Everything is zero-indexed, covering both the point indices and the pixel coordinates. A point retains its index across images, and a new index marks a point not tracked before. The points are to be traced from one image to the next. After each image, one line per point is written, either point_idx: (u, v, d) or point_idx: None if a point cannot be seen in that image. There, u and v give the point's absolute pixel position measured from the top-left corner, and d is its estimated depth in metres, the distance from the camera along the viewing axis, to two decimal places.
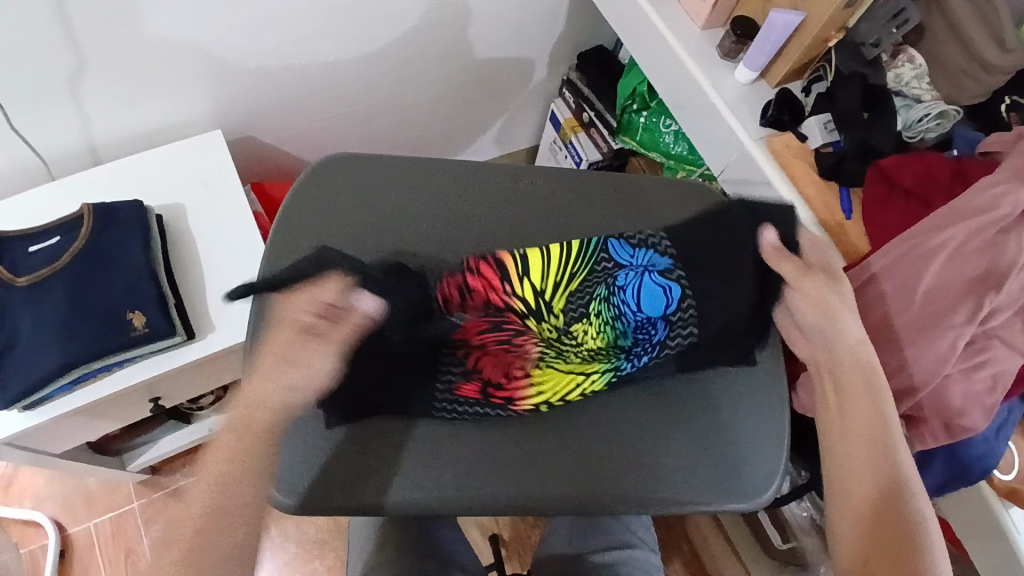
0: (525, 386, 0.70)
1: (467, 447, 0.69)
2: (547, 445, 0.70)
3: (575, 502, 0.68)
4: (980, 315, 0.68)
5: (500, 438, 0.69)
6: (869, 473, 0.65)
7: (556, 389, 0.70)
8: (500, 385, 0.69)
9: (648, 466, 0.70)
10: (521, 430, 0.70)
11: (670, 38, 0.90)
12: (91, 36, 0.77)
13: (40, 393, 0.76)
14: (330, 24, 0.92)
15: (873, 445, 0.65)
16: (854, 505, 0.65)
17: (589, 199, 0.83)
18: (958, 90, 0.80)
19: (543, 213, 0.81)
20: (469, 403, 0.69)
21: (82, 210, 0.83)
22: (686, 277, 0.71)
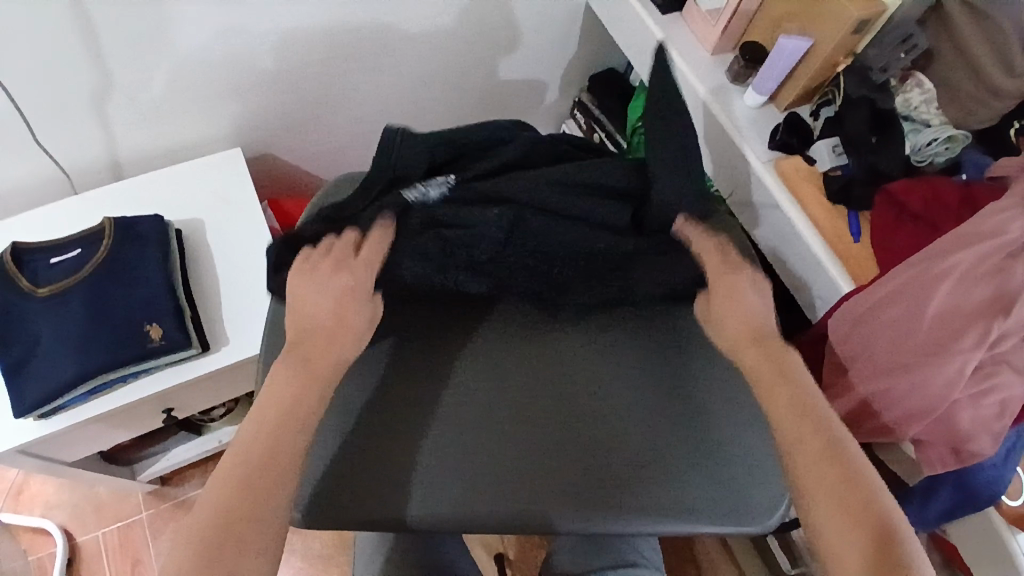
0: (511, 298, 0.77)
1: (469, 454, 0.69)
2: (516, 452, 0.69)
3: (570, 514, 0.66)
4: (990, 339, 0.67)
5: (488, 446, 0.69)
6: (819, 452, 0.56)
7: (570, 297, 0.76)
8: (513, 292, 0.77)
9: (620, 485, 0.68)
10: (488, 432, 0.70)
11: (680, 61, 0.92)
12: (117, 53, 0.80)
13: (56, 402, 0.78)
14: (347, 47, 0.94)
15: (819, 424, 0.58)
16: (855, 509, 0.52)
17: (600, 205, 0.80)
18: (967, 115, 0.82)
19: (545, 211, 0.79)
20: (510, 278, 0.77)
21: (103, 224, 0.85)
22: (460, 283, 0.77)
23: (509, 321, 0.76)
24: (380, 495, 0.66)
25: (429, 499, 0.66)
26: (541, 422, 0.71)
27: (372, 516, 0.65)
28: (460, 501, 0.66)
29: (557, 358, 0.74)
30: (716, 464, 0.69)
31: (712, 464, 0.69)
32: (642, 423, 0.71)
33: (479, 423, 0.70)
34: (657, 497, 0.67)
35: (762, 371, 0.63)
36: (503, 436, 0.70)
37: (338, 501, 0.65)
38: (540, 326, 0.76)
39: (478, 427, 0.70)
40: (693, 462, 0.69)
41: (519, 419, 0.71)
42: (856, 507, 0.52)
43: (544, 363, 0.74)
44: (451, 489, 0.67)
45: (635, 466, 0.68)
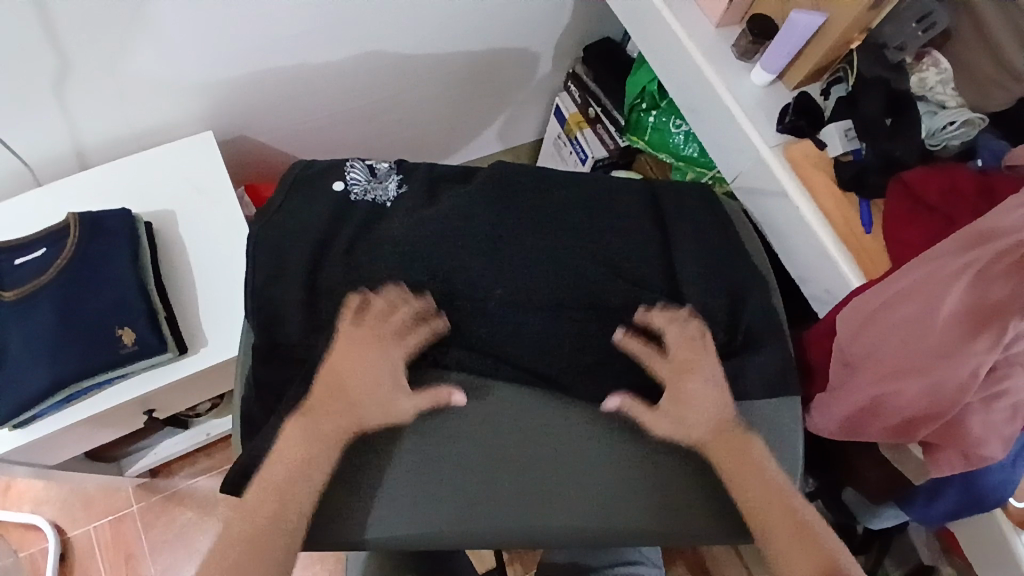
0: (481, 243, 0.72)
1: (453, 466, 0.64)
2: (503, 461, 0.65)
3: (578, 528, 0.63)
4: (1003, 341, 0.64)
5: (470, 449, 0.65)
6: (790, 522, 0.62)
7: (548, 260, 0.72)
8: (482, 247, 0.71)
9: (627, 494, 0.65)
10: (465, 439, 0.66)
11: (683, 35, 0.85)
12: (72, 34, 0.73)
13: (31, 412, 0.74)
14: (325, 23, 0.88)
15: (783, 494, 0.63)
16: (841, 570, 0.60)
17: (560, 181, 0.77)
18: (984, 99, 0.76)
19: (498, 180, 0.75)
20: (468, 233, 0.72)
21: (69, 220, 0.79)
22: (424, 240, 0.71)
23: (503, 298, 0.69)
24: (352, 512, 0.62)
25: (405, 516, 0.62)
26: (530, 441, 0.66)
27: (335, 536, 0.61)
28: (434, 521, 0.62)
29: (555, 338, 0.69)
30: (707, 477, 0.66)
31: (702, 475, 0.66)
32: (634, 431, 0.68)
33: (466, 441, 0.65)
34: (627, 511, 0.64)
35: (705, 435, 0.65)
36: (486, 440, 0.66)
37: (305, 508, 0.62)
38: (539, 309, 0.70)
39: (460, 450, 0.65)
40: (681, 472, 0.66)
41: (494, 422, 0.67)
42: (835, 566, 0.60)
43: (525, 331, 0.69)
44: (421, 509, 0.62)
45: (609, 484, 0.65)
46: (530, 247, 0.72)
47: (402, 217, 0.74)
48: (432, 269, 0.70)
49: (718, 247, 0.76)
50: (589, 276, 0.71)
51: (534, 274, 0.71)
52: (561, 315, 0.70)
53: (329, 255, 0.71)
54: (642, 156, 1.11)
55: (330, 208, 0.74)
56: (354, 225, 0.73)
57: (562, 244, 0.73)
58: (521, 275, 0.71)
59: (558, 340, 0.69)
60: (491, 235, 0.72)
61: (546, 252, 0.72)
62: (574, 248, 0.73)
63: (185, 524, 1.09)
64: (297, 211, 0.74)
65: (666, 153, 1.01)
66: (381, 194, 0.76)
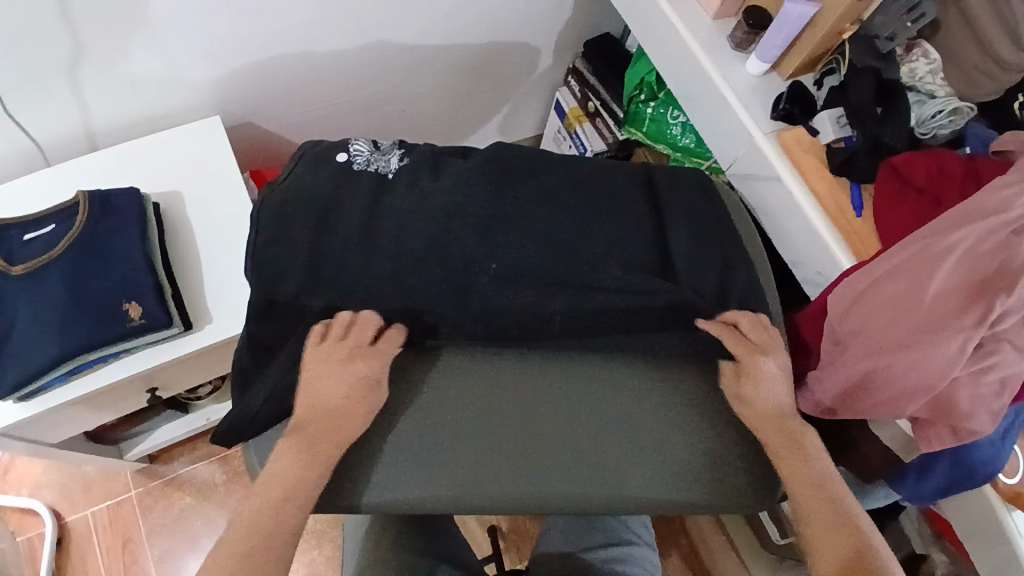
0: (482, 217, 0.73)
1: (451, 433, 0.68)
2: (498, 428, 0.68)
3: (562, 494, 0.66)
4: (991, 318, 0.66)
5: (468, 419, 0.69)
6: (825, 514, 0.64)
7: (548, 237, 0.73)
8: (483, 221, 0.73)
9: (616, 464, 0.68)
10: (463, 409, 0.69)
11: (680, 26, 0.88)
12: (88, 17, 0.75)
13: (37, 384, 0.75)
14: (333, 12, 0.90)
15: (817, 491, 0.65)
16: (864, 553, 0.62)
17: (559, 161, 0.80)
18: (973, 88, 0.79)
19: (502, 161, 0.78)
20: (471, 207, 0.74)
21: (78, 197, 0.81)
22: (428, 215, 0.73)
23: (501, 271, 0.71)
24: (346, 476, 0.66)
25: (395, 477, 0.66)
26: (540, 412, 0.69)
27: (335, 501, 0.65)
28: (445, 488, 0.66)
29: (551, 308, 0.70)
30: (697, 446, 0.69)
31: (693, 442, 0.69)
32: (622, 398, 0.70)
33: (473, 413, 0.69)
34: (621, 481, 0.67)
35: (774, 440, 0.67)
36: (483, 411, 0.69)
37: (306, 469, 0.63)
38: (533, 282, 0.71)
39: (460, 421, 0.69)
40: (672, 441, 0.69)
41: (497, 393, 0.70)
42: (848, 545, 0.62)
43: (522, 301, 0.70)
44: (435, 475, 0.66)
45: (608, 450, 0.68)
46: (530, 223, 0.74)
47: (405, 190, 0.75)
48: (434, 242, 0.72)
49: (710, 229, 0.78)
50: (585, 251, 0.73)
51: (533, 246, 0.73)
52: (558, 287, 0.71)
53: (325, 219, 0.72)
54: (640, 149, 1.14)
55: (331, 179, 0.75)
56: (359, 194, 0.74)
57: (556, 219, 0.75)
58: (518, 249, 0.72)
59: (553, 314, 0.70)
60: (493, 210, 0.74)
61: (545, 227, 0.74)
62: (574, 226, 0.75)
63: (183, 509, 1.10)
64: (304, 178, 0.75)
65: (664, 144, 1.04)
66: (383, 165, 0.77)
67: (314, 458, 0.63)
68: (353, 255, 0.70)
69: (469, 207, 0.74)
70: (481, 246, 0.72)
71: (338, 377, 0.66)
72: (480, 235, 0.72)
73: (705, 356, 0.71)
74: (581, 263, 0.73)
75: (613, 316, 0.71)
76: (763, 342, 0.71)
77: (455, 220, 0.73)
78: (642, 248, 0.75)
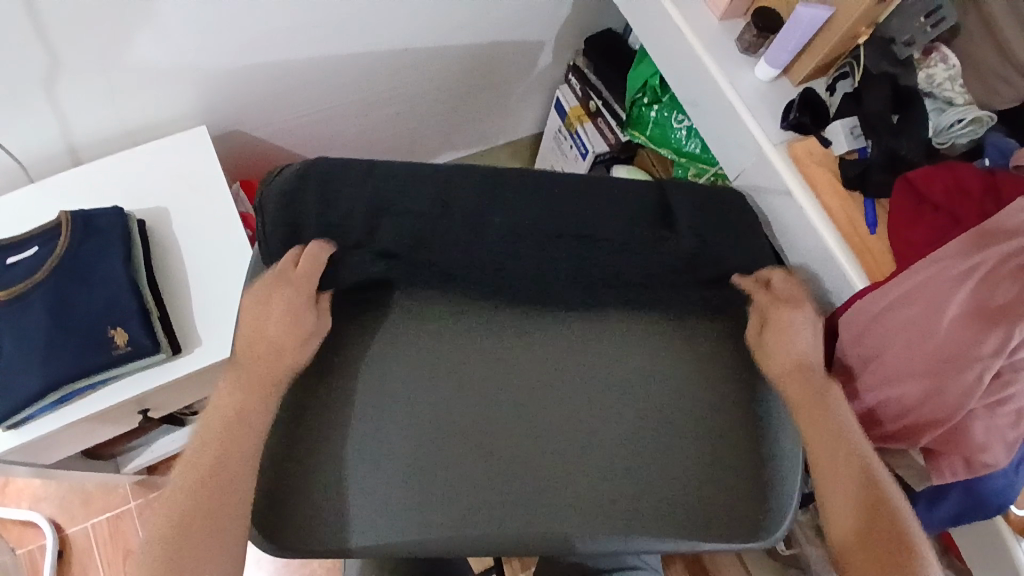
0: (505, 238, 0.70)
1: (437, 476, 0.63)
2: (488, 471, 0.64)
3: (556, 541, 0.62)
4: (1009, 346, 0.63)
5: (457, 459, 0.64)
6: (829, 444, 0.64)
7: (569, 257, 0.70)
8: (505, 244, 0.70)
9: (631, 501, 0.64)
10: (458, 449, 0.64)
11: (684, 28, 0.83)
12: (61, 33, 0.72)
13: (23, 414, 0.74)
14: (319, 18, 0.86)
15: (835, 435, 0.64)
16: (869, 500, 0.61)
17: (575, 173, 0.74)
18: (991, 95, 0.75)
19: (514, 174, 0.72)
20: (490, 229, 0.70)
21: (60, 218, 0.78)
22: (446, 238, 0.69)
23: (523, 295, 0.70)
24: (330, 513, 0.62)
25: (373, 522, 0.61)
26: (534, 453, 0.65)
27: (304, 544, 0.60)
28: (385, 536, 0.61)
29: (574, 336, 0.70)
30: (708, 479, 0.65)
31: (704, 474, 0.65)
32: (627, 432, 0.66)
33: (418, 458, 0.63)
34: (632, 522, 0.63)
35: (797, 395, 0.66)
36: (470, 455, 0.64)
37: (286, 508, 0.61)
38: (558, 304, 0.70)
39: (412, 460, 0.63)
40: (681, 475, 0.65)
41: (496, 431, 0.65)
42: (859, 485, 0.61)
43: (547, 328, 0.70)
44: (377, 522, 0.61)
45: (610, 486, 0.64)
46: (552, 242, 0.70)
47: (415, 199, 0.70)
48: (455, 263, 0.69)
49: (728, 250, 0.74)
50: (608, 274, 0.71)
51: (559, 268, 0.70)
52: (579, 308, 0.71)
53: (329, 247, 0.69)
54: (643, 151, 1.10)
55: (329, 192, 0.68)
56: (363, 205, 0.69)
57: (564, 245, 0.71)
58: (540, 271, 0.70)
59: (573, 340, 0.70)
60: (515, 229, 0.70)
61: (567, 247, 0.71)
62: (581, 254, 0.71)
63: None
64: (296, 187, 0.68)
65: (668, 149, 1.01)
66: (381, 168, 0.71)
67: (230, 444, 0.59)
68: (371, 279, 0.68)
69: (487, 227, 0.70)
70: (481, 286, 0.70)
71: (273, 307, 0.65)
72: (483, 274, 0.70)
73: (715, 389, 0.69)
74: (609, 286, 0.71)
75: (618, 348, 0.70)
76: (793, 295, 0.71)
77: (476, 242, 0.70)
78: (666, 270, 0.72)
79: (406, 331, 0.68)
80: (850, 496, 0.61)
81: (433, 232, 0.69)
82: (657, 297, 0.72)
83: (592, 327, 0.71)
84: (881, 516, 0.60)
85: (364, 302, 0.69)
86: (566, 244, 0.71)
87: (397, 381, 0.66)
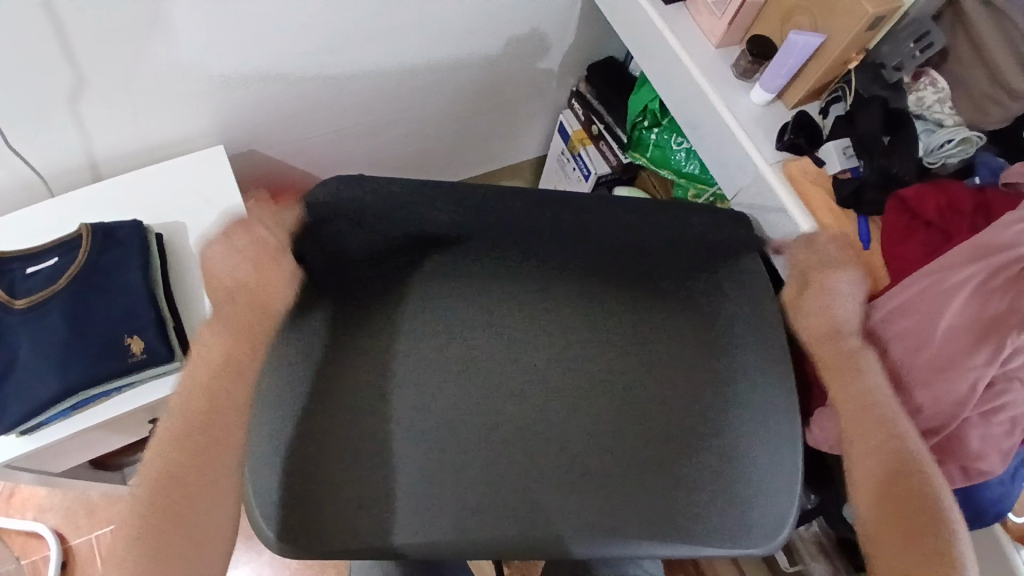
0: (578, 283, 0.75)
1: (466, 479, 0.65)
2: (523, 477, 0.66)
3: (579, 550, 0.64)
4: (1002, 355, 0.65)
5: (499, 465, 0.66)
6: (856, 408, 0.66)
7: (632, 294, 0.76)
8: (580, 285, 0.75)
9: (648, 506, 0.65)
10: (507, 453, 0.67)
11: (683, 56, 0.87)
12: (89, 52, 0.76)
13: (38, 419, 0.75)
14: (338, 42, 0.91)
15: (861, 399, 0.66)
16: (891, 464, 0.62)
17: (640, 229, 0.75)
18: (981, 116, 0.78)
19: (586, 239, 0.75)
20: (565, 276, 0.75)
21: (81, 230, 0.81)
22: (523, 282, 0.75)
23: (593, 328, 0.74)
24: (377, 520, 0.63)
25: (422, 523, 0.63)
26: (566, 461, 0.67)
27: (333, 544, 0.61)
28: (393, 537, 0.62)
29: (635, 362, 0.72)
30: (704, 483, 0.66)
31: (692, 475, 0.67)
32: (630, 429, 0.68)
33: (436, 463, 0.66)
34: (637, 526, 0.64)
35: (831, 360, 0.69)
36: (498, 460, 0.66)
37: (308, 504, 0.63)
38: (615, 334, 0.74)
39: (470, 463, 0.66)
40: (668, 472, 0.67)
41: (538, 438, 0.68)
42: (881, 447, 0.63)
43: (620, 355, 0.73)
44: (389, 522, 0.63)
45: (605, 485, 0.66)
46: (612, 289, 0.75)
47: (489, 250, 0.75)
48: (527, 304, 0.74)
49: (753, 277, 0.77)
50: (676, 309, 0.75)
51: (626, 308, 0.75)
52: (639, 338, 0.74)
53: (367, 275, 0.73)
54: (644, 173, 1.14)
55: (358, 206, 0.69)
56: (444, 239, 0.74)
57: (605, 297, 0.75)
58: (611, 307, 0.75)
59: (640, 368, 0.72)
60: (588, 276, 0.76)
61: (631, 288, 0.76)
62: (625, 299, 0.75)
63: None
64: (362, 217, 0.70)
65: (667, 170, 1.05)
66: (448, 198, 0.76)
67: (213, 408, 0.60)
68: (453, 320, 0.73)
69: (560, 274, 0.76)
70: (527, 324, 0.73)
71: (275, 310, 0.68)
72: (501, 287, 0.74)
73: (697, 382, 0.71)
74: (673, 314, 0.75)
75: (617, 353, 0.72)
76: (836, 256, 0.74)
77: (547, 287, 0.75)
78: (719, 287, 0.76)
79: (482, 362, 0.71)
80: (875, 459, 0.62)
81: (512, 279, 0.75)
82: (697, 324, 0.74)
83: (651, 345, 0.73)
84: (920, 528, 0.57)
85: (442, 334, 0.72)
86: (633, 289, 0.76)
87: (453, 393, 0.69)
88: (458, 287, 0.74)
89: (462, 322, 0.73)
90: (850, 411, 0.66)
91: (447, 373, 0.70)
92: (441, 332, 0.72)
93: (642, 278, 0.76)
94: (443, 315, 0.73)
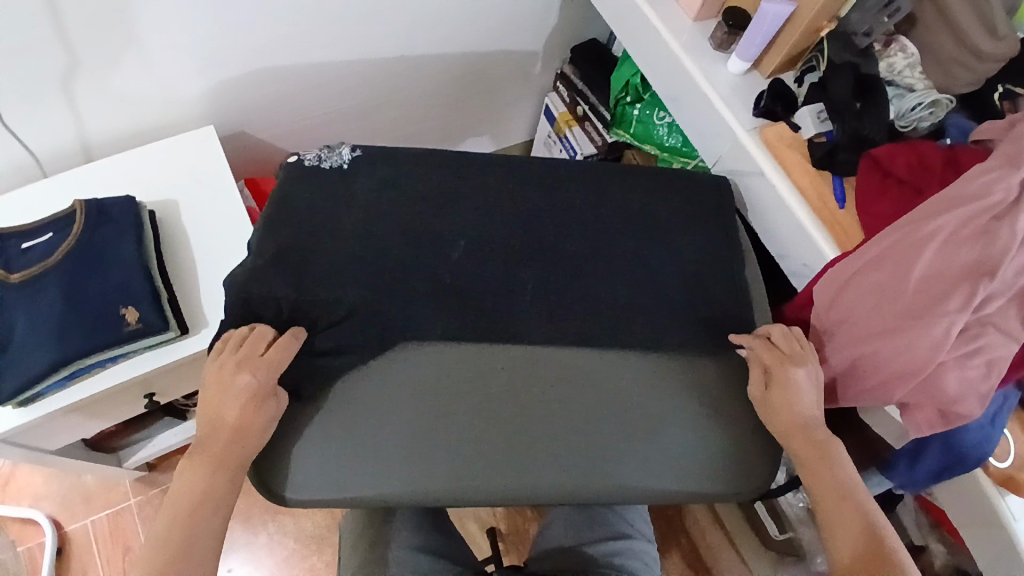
0: (565, 239, 0.80)
1: (454, 429, 0.69)
2: (506, 427, 0.69)
3: (560, 492, 0.68)
4: (975, 301, 0.67)
5: (484, 417, 0.69)
6: (819, 461, 0.66)
7: (615, 247, 0.81)
8: (563, 244, 0.80)
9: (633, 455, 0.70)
10: (494, 405, 0.70)
11: (662, 29, 0.90)
12: (82, 32, 0.77)
13: (35, 390, 0.76)
14: (326, 23, 0.93)
15: (823, 453, 0.67)
16: (858, 521, 0.62)
17: (609, 198, 0.84)
18: (950, 80, 0.81)
19: (560, 203, 0.83)
20: (550, 234, 0.81)
21: (75, 206, 0.83)
22: (510, 242, 0.79)
23: (582, 283, 0.78)
24: (373, 468, 0.67)
25: (414, 472, 0.67)
26: (551, 408, 0.71)
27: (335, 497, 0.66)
28: (385, 484, 0.66)
29: (624, 310, 0.77)
30: (685, 434, 0.71)
31: (676, 425, 0.72)
32: (604, 374, 0.73)
33: (424, 412, 0.69)
34: (623, 473, 0.69)
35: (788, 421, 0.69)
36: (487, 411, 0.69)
37: (316, 451, 0.67)
38: (599, 292, 0.78)
39: (462, 417, 0.69)
40: (652, 422, 0.71)
41: (522, 392, 0.71)
42: (848, 501, 0.63)
43: (610, 302, 0.78)
44: (373, 470, 0.67)
45: (587, 431, 0.70)
46: (595, 249, 0.80)
47: (475, 211, 0.80)
48: (513, 265, 0.78)
49: (720, 244, 0.83)
50: (651, 266, 0.81)
51: (609, 265, 0.80)
52: (620, 292, 0.78)
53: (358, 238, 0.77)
54: (629, 151, 1.17)
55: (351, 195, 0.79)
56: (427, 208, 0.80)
57: (587, 253, 0.80)
58: (595, 260, 0.80)
59: (622, 315, 0.77)
60: (572, 234, 0.81)
61: (611, 245, 0.81)
62: (607, 257, 0.80)
63: None
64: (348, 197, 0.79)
65: (651, 145, 1.07)
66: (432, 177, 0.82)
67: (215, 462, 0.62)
68: (440, 276, 0.76)
69: (547, 231, 0.81)
70: (511, 280, 0.77)
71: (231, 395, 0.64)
72: (491, 249, 0.78)
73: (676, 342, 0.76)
74: (650, 270, 0.80)
75: (585, 300, 0.77)
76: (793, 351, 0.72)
77: (530, 252, 0.79)
78: (693, 253, 0.82)
79: (472, 313, 0.75)
80: (844, 514, 0.63)
81: (501, 237, 0.79)
82: (679, 283, 0.80)
83: (638, 297, 0.78)
84: None
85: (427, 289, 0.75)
86: (615, 245, 0.81)
87: (439, 338, 0.73)
88: (444, 244, 0.78)
89: (449, 276, 0.77)
90: (815, 465, 0.66)
91: (441, 320, 0.74)
92: (432, 285, 0.76)
93: (620, 237, 0.82)
94: (429, 269, 0.76)
